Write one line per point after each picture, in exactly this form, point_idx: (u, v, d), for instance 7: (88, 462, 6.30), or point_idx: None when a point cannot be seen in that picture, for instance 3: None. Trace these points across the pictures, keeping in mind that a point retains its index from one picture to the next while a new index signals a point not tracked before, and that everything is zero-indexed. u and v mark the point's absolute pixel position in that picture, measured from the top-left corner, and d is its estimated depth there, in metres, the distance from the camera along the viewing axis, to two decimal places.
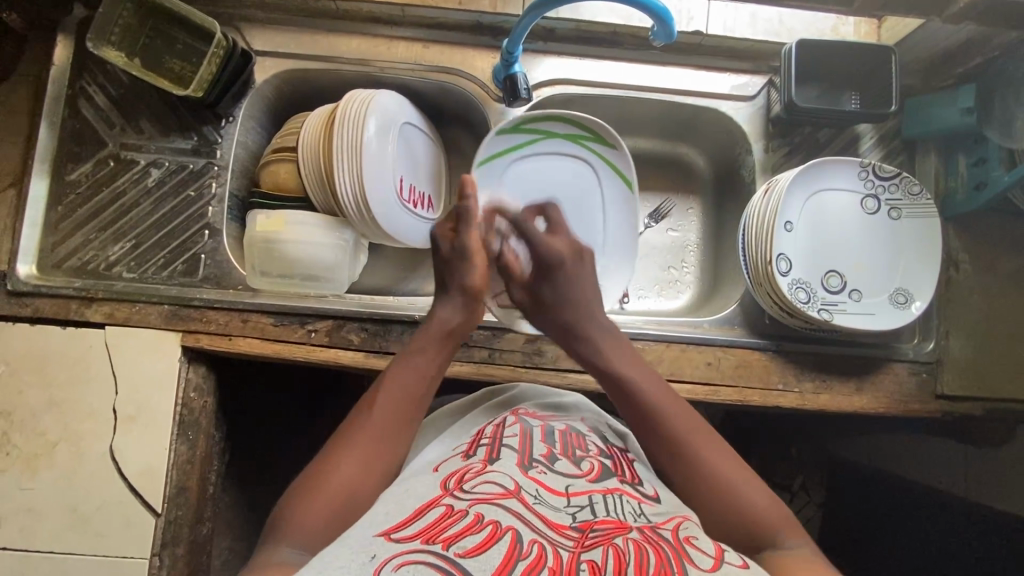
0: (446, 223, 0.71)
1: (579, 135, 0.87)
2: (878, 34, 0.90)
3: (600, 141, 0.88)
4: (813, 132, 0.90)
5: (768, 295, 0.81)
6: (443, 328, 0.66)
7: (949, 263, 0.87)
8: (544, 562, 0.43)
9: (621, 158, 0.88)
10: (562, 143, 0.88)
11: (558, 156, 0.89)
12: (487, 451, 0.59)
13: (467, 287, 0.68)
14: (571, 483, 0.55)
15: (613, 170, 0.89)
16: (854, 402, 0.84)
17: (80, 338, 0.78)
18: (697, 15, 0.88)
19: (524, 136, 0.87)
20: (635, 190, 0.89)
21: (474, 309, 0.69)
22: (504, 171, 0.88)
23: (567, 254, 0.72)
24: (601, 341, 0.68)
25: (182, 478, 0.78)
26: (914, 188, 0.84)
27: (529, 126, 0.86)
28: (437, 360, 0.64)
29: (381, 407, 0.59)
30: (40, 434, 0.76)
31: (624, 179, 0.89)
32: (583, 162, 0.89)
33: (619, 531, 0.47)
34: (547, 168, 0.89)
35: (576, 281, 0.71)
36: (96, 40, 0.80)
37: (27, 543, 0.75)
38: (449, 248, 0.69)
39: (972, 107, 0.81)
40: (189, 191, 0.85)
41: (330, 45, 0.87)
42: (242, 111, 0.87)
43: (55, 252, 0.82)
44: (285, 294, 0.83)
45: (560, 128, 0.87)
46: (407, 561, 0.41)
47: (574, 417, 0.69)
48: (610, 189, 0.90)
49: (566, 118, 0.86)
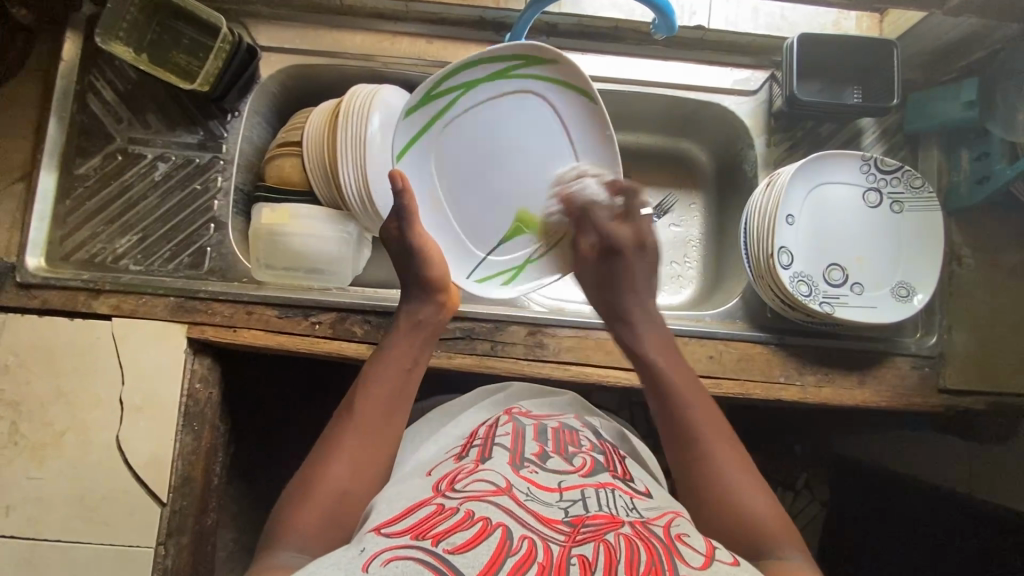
0: (389, 222, 0.71)
1: (504, 68, 0.79)
2: (881, 28, 0.91)
3: (530, 63, 0.79)
4: (815, 127, 0.91)
5: (771, 287, 0.81)
6: (413, 321, 0.68)
7: (952, 257, 0.87)
8: (534, 557, 0.43)
9: (563, 70, 0.79)
10: (491, 85, 0.80)
11: (495, 103, 0.81)
12: (479, 450, 0.59)
13: (424, 281, 0.70)
14: (563, 479, 0.55)
15: (561, 86, 0.81)
16: (857, 396, 0.84)
17: (88, 329, 0.79)
18: (699, 10, 0.88)
19: (445, 100, 0.79)
20: (595, 99, 0.80)
21: (439, 300, 0.71)
22: (441, 141, 0.81)
23: (630, 243, 0.75)
24: (641, 324, 0.72)
25: (187, 468, 0.79)
26: (917, 182, 0.84)
27: (444, 87, 0.78)
28: (414, 353, 0.66)
29: (362, 406, 0.60)
30: (47, 424, 0.77)
31: (577, 89, 0.80)
32: (526, 94, 0.81)
33: (611, 526, 0.47)
34: (491, 117, 0.82)
35: (635, 274, 0.75)
36: (105, 35, 0.81)
37: (33, 532, 0.75)
38: (398, 247, 0.71)
39: (974, 100, 0.81)
40: (195, 185, 0.86)
41: (335, 41, 0.88)
42: (248, 105, 0.87)
43: (64, 245, 0.83)
44: (288, 287, 0.83)
45: (480, 71, 0.79)
46: (397, 556, 0.42)
47: (567, 415, 0.72)
48: (570, 108, 0.82)
49: (477, 61, 0.78)
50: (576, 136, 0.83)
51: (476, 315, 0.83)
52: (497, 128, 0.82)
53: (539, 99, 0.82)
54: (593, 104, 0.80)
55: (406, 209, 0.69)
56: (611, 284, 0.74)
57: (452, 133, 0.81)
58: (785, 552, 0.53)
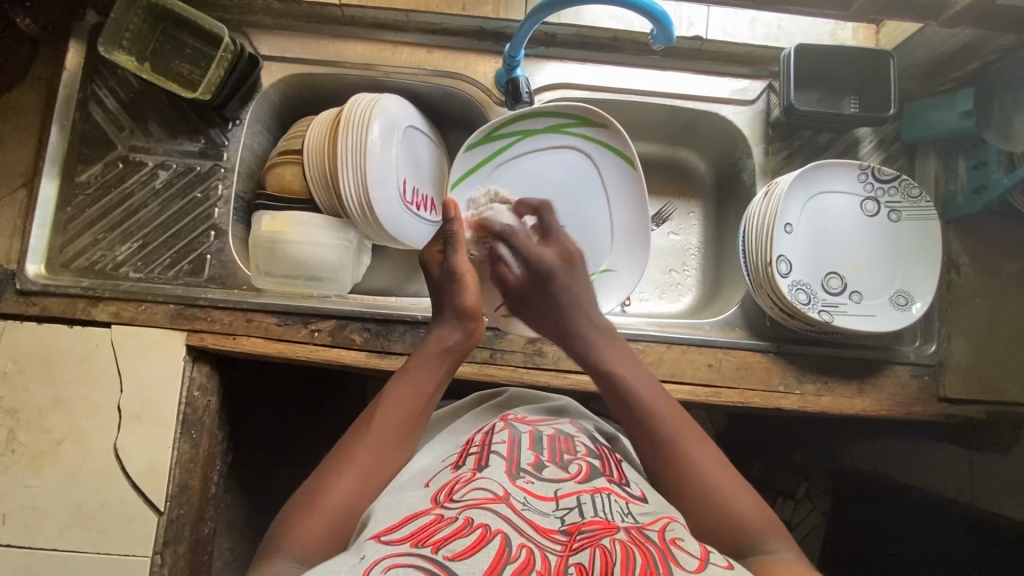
0: (434, 245, 0.72)
1: (561, 124, 0.85)
2: (877, 39, 0.92)
3: (586, 124, 0.85)
4: (813, 136, 0.91)
5: (769, 295, 0.82)
6: (440, 346, 0.66)
7: (951, 266, 0.87)
8: (532, 566, 0.43)
9: (614, 135, 0.85)
10: (545, 137, 0.86)
11: (546, 153, 0.87)
12: (476, 459, 0.59)
13: (460, 308, 0.68)
14: (559, 487, 0.55)
15: (606, 148, 0.86)
16: (857, 405, 0.83)
17: (88, 337, 0.79)
18: (696, 21, 0.89)
19: (503, 142, 0.86)
20: (636, 165, 0.86)
21: (470, 327, 0.69)
22: (491, 179, 0.87)
23: (556, 260, 0.73)
24: (590, 334, 0.69)
25: (185, 476, 0.79)
26: (914, 191, 0.84)
27: (506, 130, 0.85)
28: (436, 377, 0.65)
29: (380, 421, 0.60)
30: (45, 432, 0.77)
31: (622, 155, 0.86)
32: (575, 151, 0.87)
33: (607, 531, 0.47)
34: (540, 165, 0.87)
35: (576, 289, 0.72)
36: (108, 45, 0.81)
37: (30, 541, 0.75)
38: (439, 270, 0.71)
39: (970, 109, 0.81)
40: (195, 193, 0.86)
41: (336, 50, 0.89)
42: (249, 114, 0.88)
43: (64, 252, 0.83)
44: (290, 293, 0.84)
45: (541, 123, 0.85)
46: (397, 563, 0.42)
47: (563, 419, 0.70)
48: (610, 167, 0.87)
49: (542, 113, 0.84)
50: (614, 197, 0.88)
51: None
52: (545, 176, 0.87)
53: (585, 156, 0.87)
54: (632, 170, 0.86)
55: (456, 237, 0.70)
56: (557, 309, 0.71)
57: (500, 175, 0.87)
58: (770, 545, 0.54)
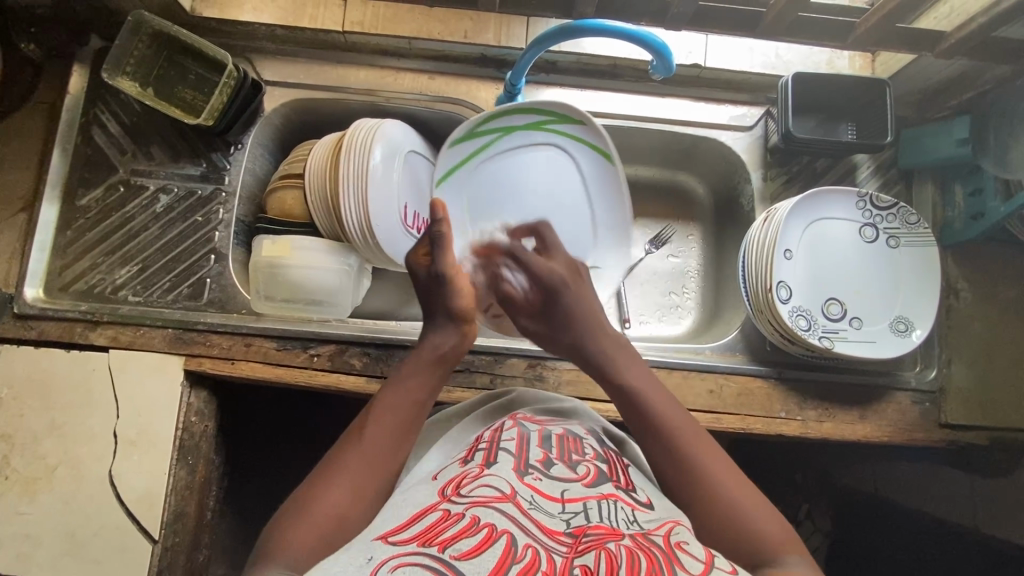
0: (419, 248, 0.69)
1: (540, 120, 0.84)
2: (872, 67, 0.93)
3: (565, 120, 0.84)
4: (811, 162, 0.92)
5: (770, 322, 0.82)
6: (433, 353, 0.64)
7: (949, 291, 0.87)
8: (537, 566, 0.42)
9: (593, 132, 0.83)
10: (526, 134, 0.85)
11: (529, 151, 0.85)
12: (484, 455, 0.58)
13: (453, 312, 0.66)
14: (566, 489, 0.54)
15: (588, 146, 0.84)
16: (857, 431, 0.83)
17: (83, 361, 0.78)
18: (694, 50, 0.91)
19: (483, 139, 0.84)
20: (616, 164, 0.84)
21: (464, 331, 0.66)
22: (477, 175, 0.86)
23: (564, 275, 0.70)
24: (605, 347, 0.66)
25: (180, 504, 0.78)
26: (912, 218, 0.85)
27: (488, 126, 0.83)
28: (429, 385, 0.62)
29: (370, 434, 0.57)
30: (39, 458, 0.76)
31: (603, 153, 0.84)
32: (558, 148, 0.85)
33: (612, 536, 0.46)
34: (526, 161, 0.86)
35: (582, 303, 0.69)
36: (112, 71, 0.82)
37: (20, 569, 0.73)
38: (425, 274, 0.68)
39: (966, 138, 0.81)
40: (196, 217, 0.86)
41: (338, 76, 0.90)
42: (251, 138, 0.88)
43: (62, 276, 0.83)
44: (289, 317, 0.83)
45: (519, 120, 0.84)
46: (404, 563, 0.42)
47: (572, 421, 0.69)
48: (592, 169, 0.85)
49: (519, 109, 0.82)
50: (596, 195, 0.86)
51: (475, 349, 0.83)
52: (527, 174, 0.86)
53: (567, 154, 0.85)
54: (611, 166, 0.84)
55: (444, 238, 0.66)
56: (563, 321, 0.68)
57: (483, 171, 0.86)
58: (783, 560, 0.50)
